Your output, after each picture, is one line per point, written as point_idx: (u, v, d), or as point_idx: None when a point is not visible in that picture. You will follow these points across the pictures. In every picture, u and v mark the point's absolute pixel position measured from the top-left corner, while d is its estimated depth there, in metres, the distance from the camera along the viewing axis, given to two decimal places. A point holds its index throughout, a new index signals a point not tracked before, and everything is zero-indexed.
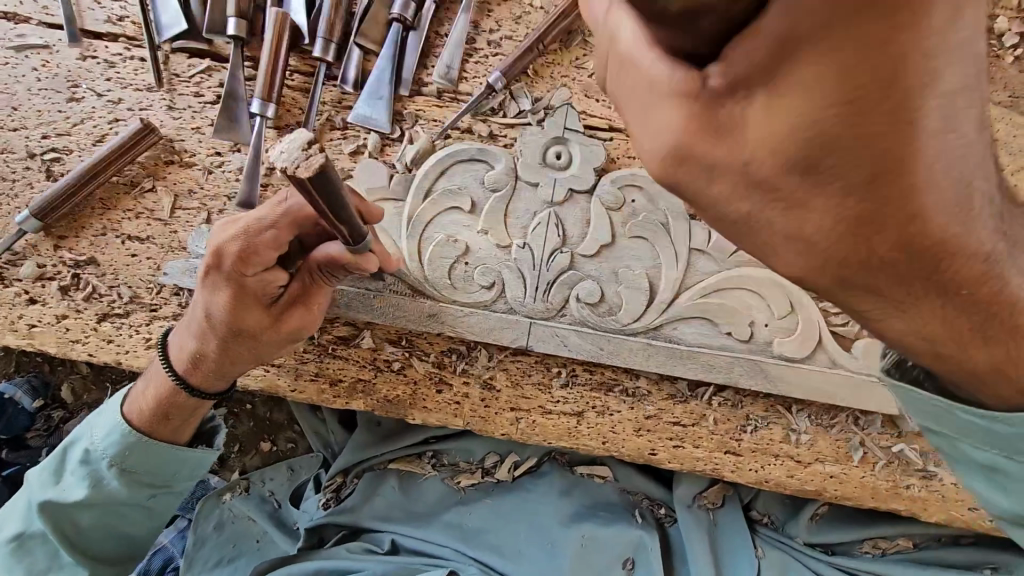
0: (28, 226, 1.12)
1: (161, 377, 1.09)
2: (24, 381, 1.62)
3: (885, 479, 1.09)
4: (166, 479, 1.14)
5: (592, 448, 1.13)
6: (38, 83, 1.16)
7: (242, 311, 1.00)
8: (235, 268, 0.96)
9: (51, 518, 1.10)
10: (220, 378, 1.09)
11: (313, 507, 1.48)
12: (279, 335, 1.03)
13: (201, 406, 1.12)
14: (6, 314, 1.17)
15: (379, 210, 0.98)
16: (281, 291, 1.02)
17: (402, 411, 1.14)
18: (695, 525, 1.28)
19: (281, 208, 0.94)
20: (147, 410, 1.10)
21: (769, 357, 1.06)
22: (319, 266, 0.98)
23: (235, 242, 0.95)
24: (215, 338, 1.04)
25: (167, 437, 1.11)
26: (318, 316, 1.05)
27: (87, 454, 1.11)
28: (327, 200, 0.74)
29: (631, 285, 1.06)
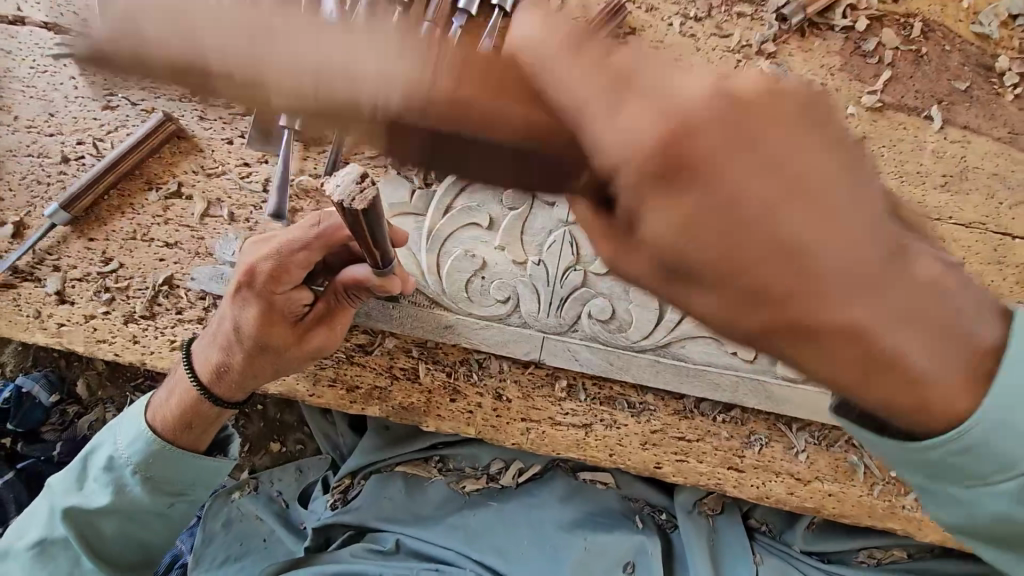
0: (59, 219, 1.17)
1: (185, 387, 1.13)
2: (41, 375, 1.65)
3: (882, 498, 1.13)
4: (186, 487, 1.17)
5: (599, 460, 1.17)
6: (75, 91, 1.21)
7: (268, 328, 1.05)
8: (266, 285, 1.02)
9: (76, 525, 1.13)
10: (242, 389, 1.13)
11: (321, 507, 1.54)
12: (302, 352, 1.08)
13: (223, 414, 1.17)
14: (36, 313, 1.21)
15: (406, 233, 1.05)
16: (308, 309, 1.08)
17: (416, 417, 1.18)
18: (695, 531, 1.32)
19: (314, 231, 0.99)
20: (170, 418, 1.14)
21: (772, 378, 1.10)
22: (346, 287, 1.04)
23: (268, 261, 1.01)
24: (240, 352, 1.07)
25: (187, 445, 1.15)
26: (340, 336, 1.10)
27: (111, 461, 1.14)
28: (371, 229, 0.78)
29: (642, 304, 1.10)
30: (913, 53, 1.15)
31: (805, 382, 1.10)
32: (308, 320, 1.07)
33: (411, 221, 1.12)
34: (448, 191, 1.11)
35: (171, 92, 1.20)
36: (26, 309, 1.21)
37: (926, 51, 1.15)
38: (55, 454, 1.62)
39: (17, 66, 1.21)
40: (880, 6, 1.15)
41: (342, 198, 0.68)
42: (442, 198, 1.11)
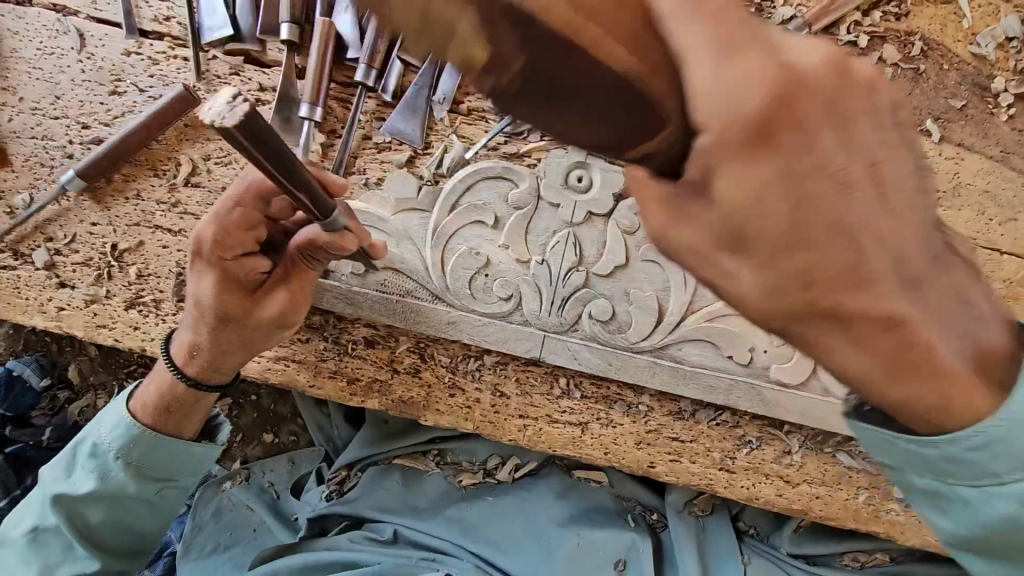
0: (72, 186, 1.16)
1: (163, 373, 1.14)
2: (32, 359, 1.63)
3: (868, 502, 1.16)
4: (170, 473, 1.17)
5: (593, 457, 1.19)
6: (81, 74, 1.20)
7: (223, 295, 1.04)
8: (215, 253, 1.01)
9: (65, 510, 1.13)
10: (216, 370, 1.14)
11: (315, 499, 1.55)
12: (262, 320, 1.07)
13: (203, 398, 1.17)
14: (36, 295, 1.21)
15: (344, 183, 1.01)
16: (266, 278, 1.07)
17: (415, 411, 1.19)
18: (684, 529, 1.34)
19: (242, 186, 1.00)
20: (150, 404, 1.15)
21: (766, 382, 1.13)
22: (302, 250, 1.02)
23: (211, 227, 1.00)
24: (205, 327, 1.08)
25: (170, 430, 1.15)
26: (302, 299, 1.09)
27: (95, 447, 1.14)
28: (278, 163, 0.75)
29: (640, 306, 1.12)
30: (912, 70, 1.18)
31: (798, 388, 1.12)
32: (264, 288, 1.06)
33: (415, 216, 1.14)
34: (454, 187, 1.12)
35: (179, 79, 1.19)
36: (26, 292, 1.21)
37: (925, 69, 1.18)
38: (44, 440, 1.60)
39: (24, 47, 1.20)
40: (881, 24, 1.18)
41: (222, 120, 0.64)
42: (448, 194, 1.12)
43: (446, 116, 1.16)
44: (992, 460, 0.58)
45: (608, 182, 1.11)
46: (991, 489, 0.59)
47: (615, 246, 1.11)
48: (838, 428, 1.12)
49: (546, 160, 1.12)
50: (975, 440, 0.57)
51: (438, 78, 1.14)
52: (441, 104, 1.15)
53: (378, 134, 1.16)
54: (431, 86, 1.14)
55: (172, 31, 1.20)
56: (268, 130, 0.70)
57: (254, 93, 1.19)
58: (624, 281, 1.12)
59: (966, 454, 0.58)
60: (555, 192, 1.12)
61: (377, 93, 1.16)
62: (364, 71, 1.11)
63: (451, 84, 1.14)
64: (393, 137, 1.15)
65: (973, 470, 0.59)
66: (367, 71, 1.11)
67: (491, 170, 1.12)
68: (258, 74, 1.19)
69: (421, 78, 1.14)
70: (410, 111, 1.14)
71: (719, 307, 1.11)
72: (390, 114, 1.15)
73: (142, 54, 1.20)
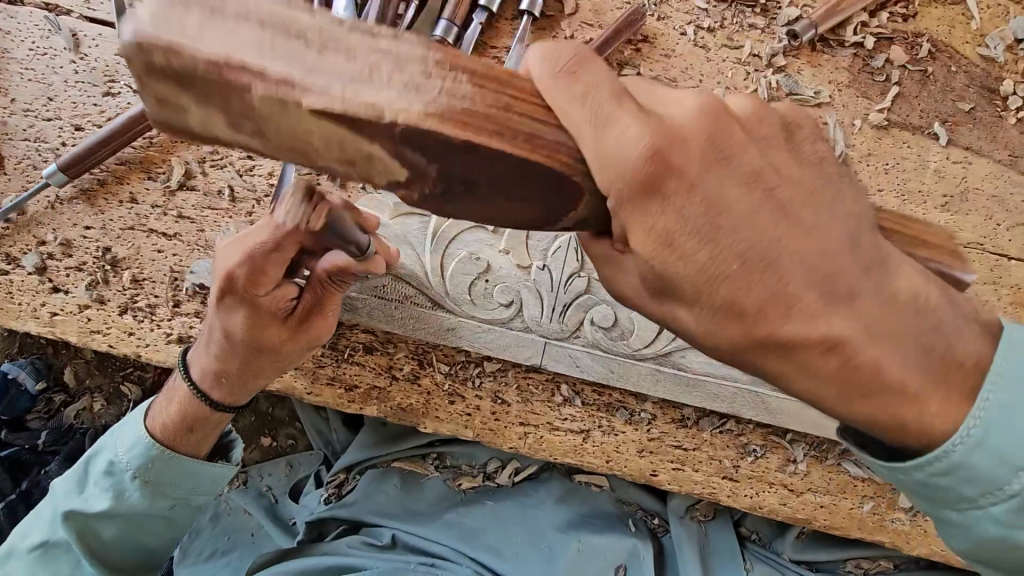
0: (56, 180, 1.12)
1: (184, 395, 1.12)
2: (27, 362, 1.60)
3: (872, 511, 1.15)
4: (185, 491, 1.16)
5: (595, 465, 1.17)
6: (75, 75, 1.18)
7: (258, 330, 1.00)
8: (247, 289, 0.95)
9: (75, 528, 1.11)
10: (242, 391, 1.13)
11: (313, 502, 1.53)
12: (299, 344, 1.07)
13: (223, 418, 1.16)
14: (30, 300, 1.19)
15: (375, 219, 0.94)
16: (295, 304, 1.03)
17: (414, 419, 1.17)
18: (685, 535, 1.33)
19: (278, 232, 0.86)
20: (171, 425, 1.13)
21: (771, 390, 1.11)
22: (330, 275, 0.99)
23: (242, 267, 0.92)
24: (235, 357, 1.05)
25: (188, 451, 1.14)
26: (333, 319, 1.09)
27: (111, 465, 1.12)
28: (337, 234, 0.82)
29: (643, 312, 1.10)
30: (919, 73, 1.16)
31: None
32: (297, 316, 1.04)
33: (415, 220, 1.11)
34: None
35: None
36: (18, 297, 1.19)
37: (932, 71, 1.16)
38: (39, 443, 1.59)
39: (16, 48, 1.18)
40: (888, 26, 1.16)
41: (299, 222, 0.75)
42: None
43: None
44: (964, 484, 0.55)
45: None
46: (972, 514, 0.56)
47: None
48: None
49: None
50: (941, 464, 0.55)
51: None
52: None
53: None
54: None
55: None
56: (336, 212, 0.78)
57: None
58: None
59: (935, 479, 0.56)
60: None
61: None
62: None
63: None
64: None
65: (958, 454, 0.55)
66: None
67: None
68: None
69: None
70: None
71: None
72: None
73: None
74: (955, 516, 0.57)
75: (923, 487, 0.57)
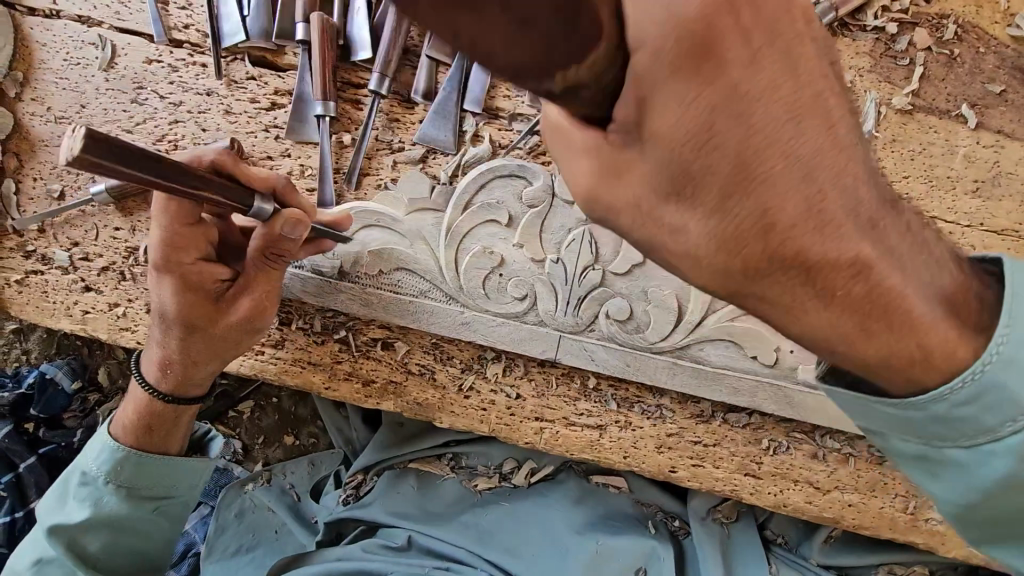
0: (100, 198, 1.16)
1: (141, 393, 1.17)
2: (64, 363, 1.66)
3: (906, 511, 1.10)
4: (163, 491, 1.20)
5: (613, 462, 1.16)
6: (106, 84, 1.23)
7: (189, 304, 1.05)
8: (172, 259, 1.03)
9: (64, 539, 1.14)
10: (192, 383, 1.16)
11: (332, 503, 1.55)
12: (229, 327, 1.08)
13: (183, 413, 1.20)
14: (63, 299, 1.24)
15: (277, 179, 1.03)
16: (227, 284, 1.08)
17: (430, 414, 1.18)
18: (708, 536, 1.29)
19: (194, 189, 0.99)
20: (131, 425, 1.17)
21: (794, 384, 1.07)
22: (262, 252, 1.02)
23: (160, 235, 1.01)
24: (177, 342, 1.10)
25: (154, 448, 1.18)
26: (271, 306, 1.09)
27: (83, 476, 1.16)
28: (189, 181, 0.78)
29: (659, 305, 1.08)
30: (945, 55, 1.12)
31: None
32: (226, 293, 1.07)
33: (429, 216, 1.12)
34: (468, 186, 1.10)
35: (198, 85, 1.21)
36: (53, 296, 1.24)
37: (959, 53, 1.12)
38: (75, 440, 1.64)
39: (52, 58, 1.24)
40: (911, 9, 1.13)
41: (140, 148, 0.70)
42: (462, 193, 1.10)
43: (477, 118, 1.14)
44: (986, 413, 0.53)
45: None
46: (984, 448, 0.55)
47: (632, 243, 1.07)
48: None
49: None
50: (962, 395, 0.53)
51: (467, 78, 1.13)
52: (470, 109, 1.13)
53: (408, 140, 1.15)
54: (461, 90, 1.13)
55: (191, 39, 1.22)
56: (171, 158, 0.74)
57: (269, 98, 1.20)
58: (643, 279, 1.08)
59: (958, 410, 0.54)
60: None
61: (405, 95, 1.16)
62: (379, 79, 1.11)
63: (480, 88, 1.13)
64: (425, 144, 1.14)
65: (966, 429, 0.55)
66: (382, 79, 1.11)
67: (503, 168, 1.09)
68: (276, 78, 1.20)
69: (452, 81, 1.12)
70: (442, 116, 1.13)
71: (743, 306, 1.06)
72: (423, 120, 1.14)
73: (163, 62, 1.22)
74: (961, 453, 0.56)
75: (934, 419, 0.55)
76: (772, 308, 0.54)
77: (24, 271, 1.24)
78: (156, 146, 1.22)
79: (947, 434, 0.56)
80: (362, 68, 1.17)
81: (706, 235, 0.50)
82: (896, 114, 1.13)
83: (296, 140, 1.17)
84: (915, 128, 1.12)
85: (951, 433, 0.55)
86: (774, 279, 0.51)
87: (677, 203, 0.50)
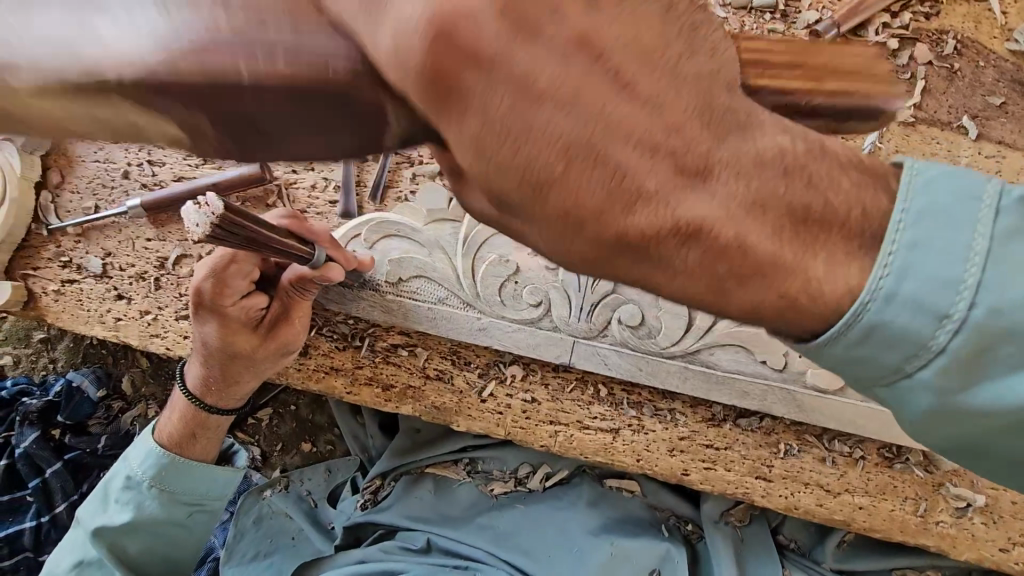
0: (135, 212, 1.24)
1: (183, 402, 1.21)
2: (90, 371, 1.72)
3: (916, 514, 1.11)
4: (199, 498, 1.24)
5: (626, 465, 1.18)
6: None
7: (231, 335, 1.10)
8: (214, 300, 1.07)
9: (106, 543, 1.19)
10: (230, 396, 1.21)
11: (349, 508, 1.59)
12: (270, 351, 1.13)
13: (221, 422, 1.24)
14: (96, 306, 1.30)
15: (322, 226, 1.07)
16: (265, 313, 1.13)
17: (447, 418, 1.21)
18: (721, 541, 1.31)
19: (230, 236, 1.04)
20: (176, 432, 1.21)
21: (804, 387, 1.10)
22: (293, 284, 1.09)
23: (207, 281, 1.06)
24: (217, 365, 1.15)
25: (196, 456, 1.22)
26: (303, 328, 1.15)
27: (128, 480, 1.20)
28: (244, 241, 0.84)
29: (670, 311, 1.11)
30: (946, 69, 1.16)
31: (835, 392, 1.09)
32: (266, 322, 1.12)
33: (448, 226, 1.16)
34: None
35: None
36: (87, 304, 1.30)
37: (959, 67, 1.16)
38: (99, 447, 1.69)
39: None
40: (911, 25, 1.17)
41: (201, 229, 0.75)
42: None
43: None
44: (989, 342, 0.48)
45: None
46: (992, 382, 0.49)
47: None
48: (879, 434, 1.10)
49: None
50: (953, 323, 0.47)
51: None
52: None
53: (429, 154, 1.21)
54: None
55: None
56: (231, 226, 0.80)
57: None
58: None
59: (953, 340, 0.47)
60: None
61: None
62: None
63: None
64: None
65: (972, 363, 0.48)
66: None
67: None
68: None
69: None
70: None
71: None
72: None
73: None
74: (978, 395, 0.49)
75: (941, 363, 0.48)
76: (656, 241, 0.46)
77: (61, 280, 1.30)
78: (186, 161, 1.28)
79: (956, 370, 0.49)
80: None
81: (575, 182, 0.45)
82: (899, 125, 1.16)
83: None
84: (917, 139, 1.16)
85: (959, 366, 0.49)
86: (676, 193, 0.46)
87: (532, 90, 0.44)
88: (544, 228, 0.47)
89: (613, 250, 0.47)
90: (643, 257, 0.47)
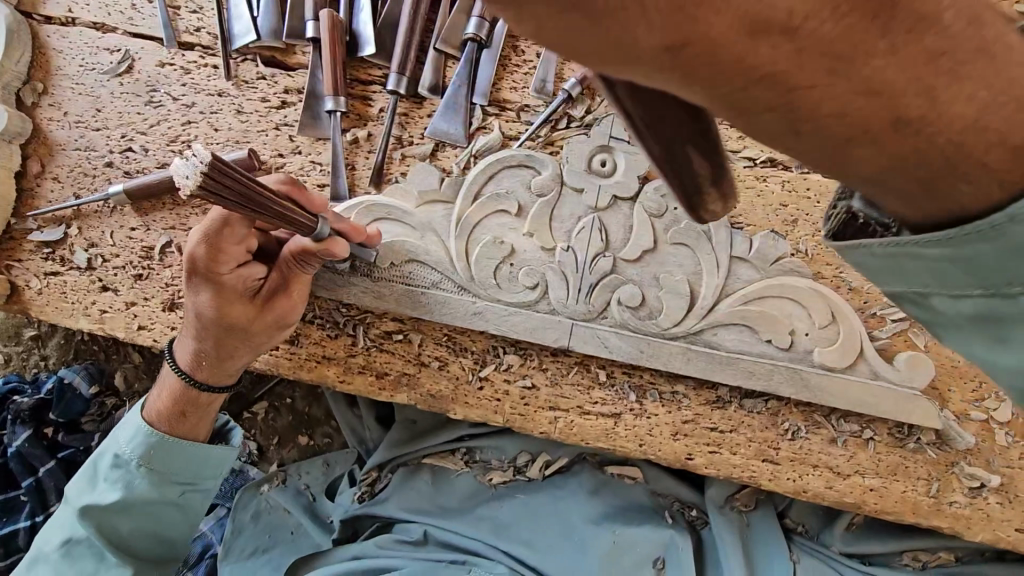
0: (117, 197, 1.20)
1: (172, 380, 1.18)
2: (82, 367, 1.68)
3: (929, 494, 1.08)
4: (192, 477, 1.20)
5: (629, 450, 1.15)
6: (120, 87, 1.25)
7: (227, 306, 1.06)
8: (209, 267, 1.04)
9: (95, 521, 1.16)
10: (225, 373, 1.16)
11: (347, 500, 1.54)
12: (266, 324, 1.09)
13: (214, 401, 1.20)
14: (81, 298, 1.26)
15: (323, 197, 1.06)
16: (262, 283, 1.10)
17: (444, 405, 1.18)
18: (727, 526, 1.27)
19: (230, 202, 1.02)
20: (165, 411, 1.18)
21: (812, 366, 1.07)
22: (294, 255, 1.05)
23: (201, 245, 1.03)
24: (210, 338, 1.11)
25: (185, 433, 1.19)
26: (300, 303, 1.11)
27: (116, 458, 1.17)
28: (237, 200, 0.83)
29: (671, 290, 1.08)
30: None
31: (842, 371, 1.06)
32: (263, 293, 1.09)
33: (439, 208, 1.13)
34: (476, 178, 1.11)
35: (210, 86, 1.23)
36: (71, 296, 1.26)
37: None
38: (93, 444, 1.65)
39: (68, 65, 1.27)
40: None
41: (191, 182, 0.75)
42: (471, 185, 1.11)
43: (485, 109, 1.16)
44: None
45: (633, 166, 1.08)
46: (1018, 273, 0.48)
47: (641, 229, 1.08)
48: (890, 414, 1.06)
49: (569, 146, 1.10)
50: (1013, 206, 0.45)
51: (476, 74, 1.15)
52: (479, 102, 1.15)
53: (421, 134, 1.17)
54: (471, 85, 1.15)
55: (203, 42, 1.24)
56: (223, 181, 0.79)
57: (280, 96, 1.22)
58: (652, 265, 1.09)
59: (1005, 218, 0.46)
60: (579, 177, 1.09)
61: (414, 91, 1.17)
62: (396, 79, 1.13)
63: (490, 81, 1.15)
64: (437, 138, 1.16)
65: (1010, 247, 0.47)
66: (398, 79, 1.13)
67: (511, 159, 1.10)
68: (286, 78, 1.22)
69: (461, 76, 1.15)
70: (452, 111, 1.15)
71: (753, 288, 1.06)
72: (433, 116, 1.16)
73: (176, 65, 1.24)
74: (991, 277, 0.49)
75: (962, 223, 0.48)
76: (740, 109, 0.42)
77: (45, 273, 1.26)
78: (169, 147, 1.24)
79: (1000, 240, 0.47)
80: (370, 64, 1.19)
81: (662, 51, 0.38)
82: None
83: (308, 135, 1.19)
84: None
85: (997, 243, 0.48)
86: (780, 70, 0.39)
87: None
88: (621, 96, 0.43)
89: (693, 109, 0.43)
90: (724, 121, 0.43)
